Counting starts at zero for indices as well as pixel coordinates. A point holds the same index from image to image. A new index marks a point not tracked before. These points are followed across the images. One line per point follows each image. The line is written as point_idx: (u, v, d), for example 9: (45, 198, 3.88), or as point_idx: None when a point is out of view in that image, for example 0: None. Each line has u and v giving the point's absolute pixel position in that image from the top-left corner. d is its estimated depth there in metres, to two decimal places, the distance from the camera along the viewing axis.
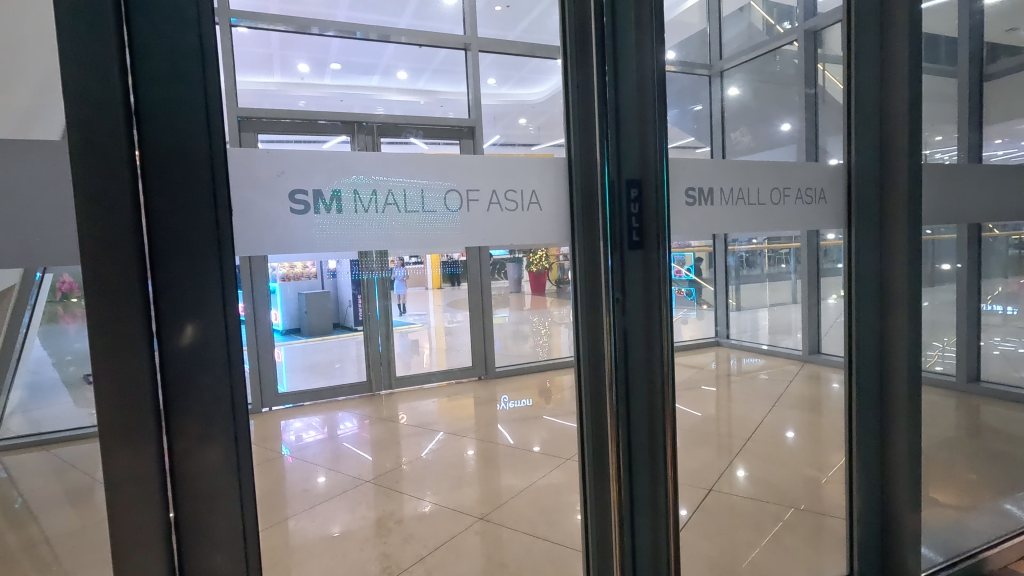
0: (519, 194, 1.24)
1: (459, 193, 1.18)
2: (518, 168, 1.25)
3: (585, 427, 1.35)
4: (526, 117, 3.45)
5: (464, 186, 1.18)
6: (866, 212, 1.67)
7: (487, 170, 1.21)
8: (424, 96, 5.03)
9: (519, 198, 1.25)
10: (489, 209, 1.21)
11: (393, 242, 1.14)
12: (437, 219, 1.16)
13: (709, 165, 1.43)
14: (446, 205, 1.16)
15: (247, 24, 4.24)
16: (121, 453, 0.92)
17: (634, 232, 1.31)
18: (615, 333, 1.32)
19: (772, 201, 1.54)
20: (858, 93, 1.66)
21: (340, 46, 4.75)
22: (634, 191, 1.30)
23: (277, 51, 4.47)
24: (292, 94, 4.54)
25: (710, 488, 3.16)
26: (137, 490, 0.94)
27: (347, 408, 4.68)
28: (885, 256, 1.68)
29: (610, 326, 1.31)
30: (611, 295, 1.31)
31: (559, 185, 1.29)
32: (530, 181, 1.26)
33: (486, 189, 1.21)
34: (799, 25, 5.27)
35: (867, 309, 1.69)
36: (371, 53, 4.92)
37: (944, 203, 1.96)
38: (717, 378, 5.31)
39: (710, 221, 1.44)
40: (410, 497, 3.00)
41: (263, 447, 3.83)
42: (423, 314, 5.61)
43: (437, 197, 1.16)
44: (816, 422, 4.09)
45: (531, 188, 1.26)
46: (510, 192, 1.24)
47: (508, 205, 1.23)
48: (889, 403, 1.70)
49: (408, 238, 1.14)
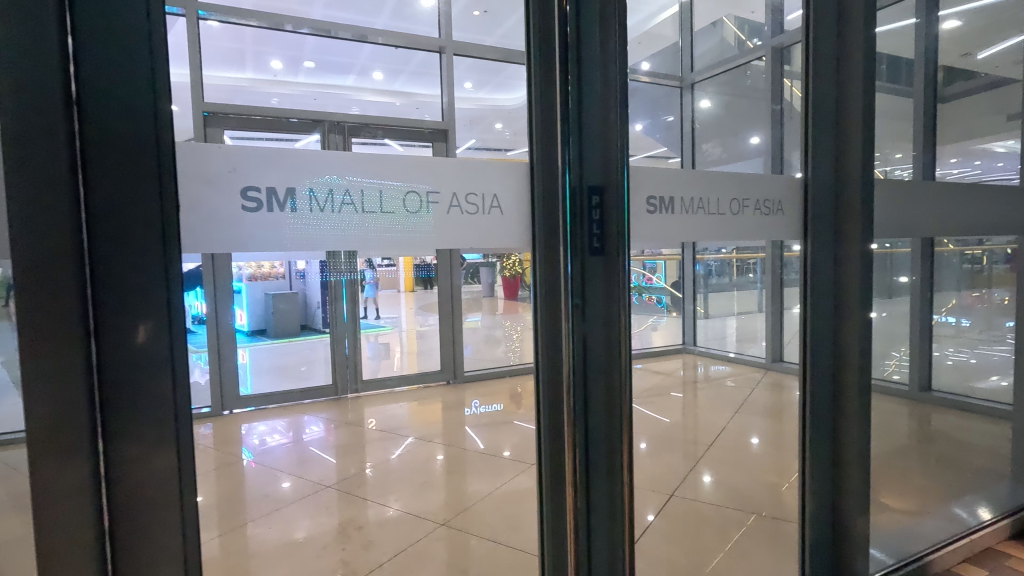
0: (481, 199, 1.24)
1: (419, 196, 1.17)
2: (482, 172, 1.24)
3: (542, 435, 1.35)
4: (503, 122, 3.45)
5: (424, 188, 1.17)
6: (822, 224, 1.72)
7: (448, 173, 1.20)
8: (400, 98, 4.98)
9: (480, 203, 1.24)
10: (449, 212, 1.20)
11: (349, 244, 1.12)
12: (394, 221, 1.15)
13: (670, 175, 1.46)
14: (405, 207, 1.15)
15: (218, 18, 4.10)
16: (51, 460, 0.88)
17: (595, 239, 1.32)
18: (574, 339, 1.32)
19: (731, 211, 1.57)
20: (814, 109, 1.71)
21: (315, 44, 4.68)
22: (596, 198, 1.31)
23: (250, 47, 4.44)
24: (264, 90, 4.45)
25: (673, 493, 3.19)
26: (68, 496, 0.89)
27: (313, 411, 4.58)
28: (839, 267, 1.73)
29: (569, 333, 1.31)
30: (572, 302, 1.31)
31: (521, 189, 1.29)
32: (493, 186, 1.25)
33: (448, 193, 1.20)
34: (767, 42, 5.46)
35: (822, 320, 1.74)
36: (347, 52, 4.85)
37: (898, 217, 2.03)
38: (684, 385, 5.40)
39: (670, 230, 1.46)
40: (374, 502, 2.95)
41: (222, 452, 3.72)
42: (395, 317, 5.45)
43: (395, 198, 1.14)
44: (779, 429, 4.19)
45: (493, 192, 1.26)
46: (472, 195, 1.23)
47: (469, 209, 1.23)
48: (841, 410, 1.75)
49: (365, 240, 1.13)
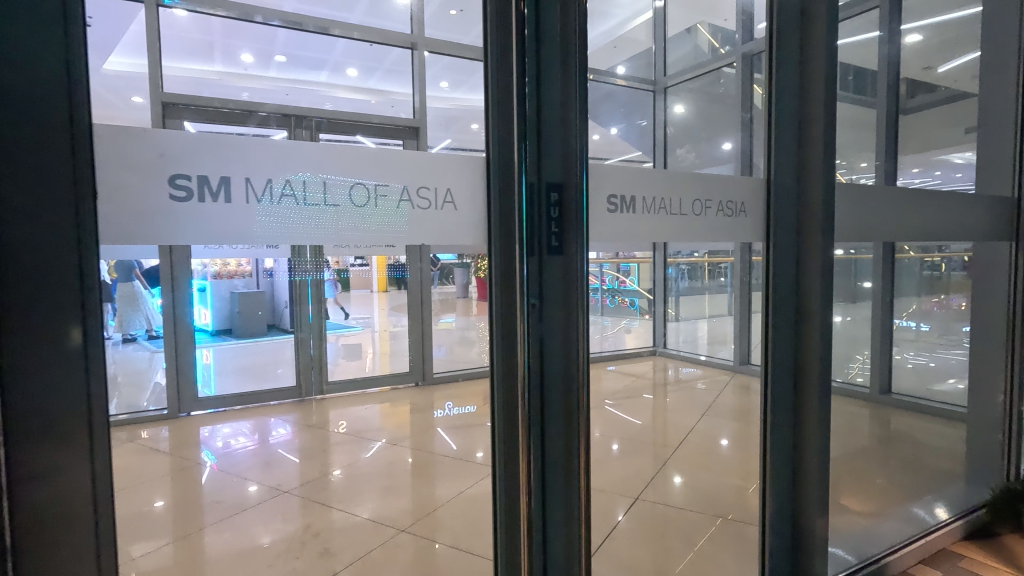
0: (433, 192, 1.19)
1: (366, 187, 1.11)
2: (434, 165, 1.19)
3: (497, 438, 1.31)
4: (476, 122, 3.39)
5: (372, 180, 1.12)
6: (784, 226, 1.71)
7: (398, 165, 1.15)
8: (375, 96, 5.00)
9: (431, 196, 1.19)
10: (399, 207, 1.15)
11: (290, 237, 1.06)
12: (340, 214, 1.09)
13: (631, 174, 1.43)
14: (351, 199, 1.10)
15: (186, 7, 4.03)
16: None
17: (553, 237, 1.28)
18: (531, 340, 1.28)
19: (694, 212, 1.55)
20: (777, 111, 1.71)
21: (286, 38, 4.58)
22: (554, 196, 1.28)
23: (218, 39, 4.33)
24: (236, 85, 4.37)
25: (639, 496, 3.16)
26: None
27: (276, 413, 4.45)
28: (800, 270, 1.73)
29: (525, 334, 1.27)
30: (528, 301, 1.27)
31: (476, 184, 1.24)
32: (446, 180, 1.21)
33: (398, 186, 1.15)
34: (738, 48, 5.54)
35: (783, 323, 1.73)
36: (320, 48, 4.75)
37: (859, 221, 2.05)
38: (654, 387, 5.42)
39: (631, 230, 1.43)
40: (337, 507, 2.87)
41: (178, 455, 3.57)
42: (368, 318, 5.60)
43: (341, 190, 1.08)
44: (746, 431, 4.22)
45: (446, 186, 1.21)
46: (424, 189, 1.18)
47: (420, 203, 1.18)
48: (801, 413, 1.75)
49: (308, 234, 1.07)
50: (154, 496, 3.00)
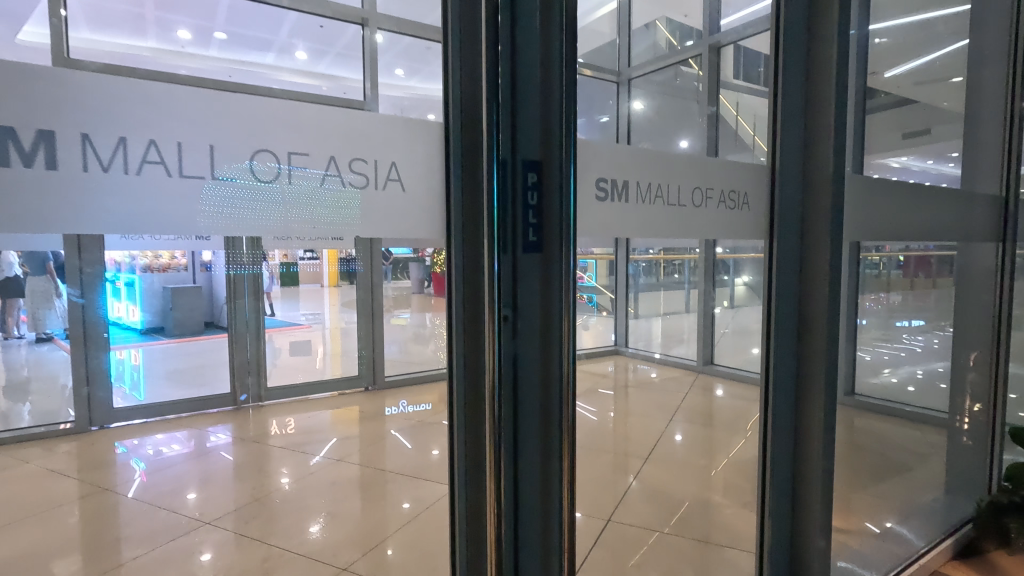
0: (370, 167, 0.89)
1: (273, 155, 0.82)
2: (373, 129, 0.90)
3: (457, 486, 1.01)
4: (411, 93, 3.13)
5: (283, 145, 0.82)
6: (788, 222, 1.49)
7: (322, 128, 0.85)
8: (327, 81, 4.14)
9: (367, 172, 0.89)
10: (322, 184, 0.85)
11: (159, 225, 0.75)
12: (236, 190, 0.79)
13: (623, 154, 1.17)
14: (252, 171, 0.80)
15: None
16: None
17: (531, 229, 1.00)
18: (504, 358, 1.00)
19: (693, 202, 1.31)
20: (784, 89, 1.48)
21: (229, 13, 4.36)
22: (532, 177, 1.00)
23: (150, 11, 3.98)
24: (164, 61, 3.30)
25: (609, 519, 2.76)
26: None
27: (207, 424, 4.00)
28: (805, 273, 1.51)
29: (496, 352, 0.99)
30: (501, 309, 0.99)
31: (430, 158, 0.95)
32: (388, 149, 0.91)
33: (322, 156, 0.85)
34: (704, 40, 5.38)
35: (785, 332, 1.52)
36: (267, 25, 4.41)
37: (862, 215, 1.87)
38: (615, 388, 5.25)
39: (623, 222, 1.17)
40: (278, 534, 2.53)
41: (86, 477, 3.11)
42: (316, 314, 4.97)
43: (236, 159, 0.79)
44: (709, 434, 4.06)
45: (390, 159, 0.91)
46: (358, 162, 0.88)
47: (353, 181, 0.88)
48: (803, 434, 1.54)
49: (185, 219, 0.76)
50: (57, 529, 2.56)
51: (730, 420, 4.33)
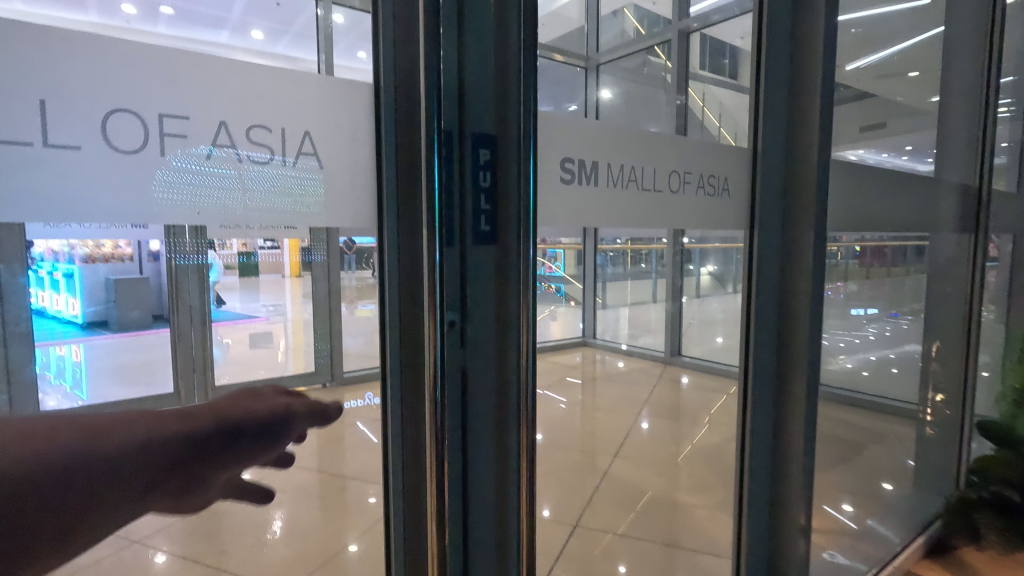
0: (275, 138, 0.74)
1: (142, 120, 0.65)
2: (278, 92, 0.74)
3: (394, 502, 0.91)
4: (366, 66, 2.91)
5: (156, 108, 0.66)
6: (771, 210, 1.37)
7: (206, 86, 0.68)
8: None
9: (272, 144, 0.73)
10: (211, 158, 0.70)
11: (31, 214, 0.60)
12: (94, 164, 0.62)
13: (592, 131, 1.02)
14: (113, 139, 0.63)
15: None
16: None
17: (483, 218, 0.84)
18: (450, 370, 0.85)
19: (669, 187, 1.17)
20: (767, 66, 1.35)
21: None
22: (484, 154, 0.83)
23: None
24: None
25: (574, 524, 2.62)
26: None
27: None
28: (787, 264, 1.39)
29: (440, 362, 0.84)
30: (445, 313, 0.83)
31: (353, 131, 0.81)
32: (298, 118, 0.76)
33: (212, 123, 0.69)
34: (673, 25, 5.28)
35: (766, 330, 1.41)
36: None
37: (850, 206, 1.81)
38: (583, 381, 5.15)
39: (592, 209, 1.02)
40: (235, 539, 2.32)
41: None
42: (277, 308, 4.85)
43: (91, 123, 0.62)
44: (677, 428, 3.98)
45: (301, 129, 0.76)
46: (256, 129, 0.72)
47: (254, 155, 0.72)
48: (784, 435, 1.43)
49: (74, 203, 0.61)
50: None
51: (697, 413, 4.28)
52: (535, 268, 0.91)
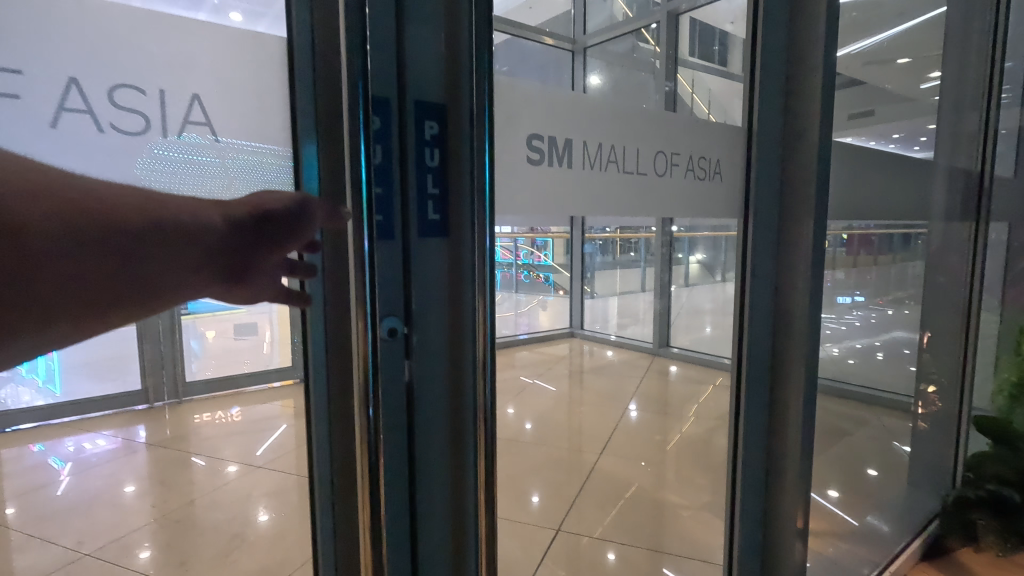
0: (150, 100, 0.55)
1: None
2: (155, 39, 0.54)
3: (328, 541, 0.77)
4: None
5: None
6: (765, 194, 1.24)
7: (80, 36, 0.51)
8: None
9: (149, 110, 0.55)
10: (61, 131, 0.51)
11: None
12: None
13: (567, 102, 0.86)
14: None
15: None
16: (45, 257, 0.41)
17: (430, 203, 0.72)
18: (387, 382, 0.72)
19: (656, 170, 1.03)
20: (764, 38, 1.21)
21: None
22: (431, 129, 0.71)
23: None
24: None
25: (557, 528, 2.49)
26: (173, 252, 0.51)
27: (113, 425, 3.54)
28: (784, 252, 1.26)
29: (373, 377, 0.69)
30: (382, 316, 0.70)
31: (268, 97, 0.64)
32: (183, 74, 0.57)
33: (53, 80, 0.50)
34: (662, 6, 5.08)
35: (759, 331, 1.28)
36: None
37: (852, 190, 1.71)
38: (569, 373, 5.04)
39: (568, 194, 0.88)
40: (206, 548, 2.19)
41: None
42: None
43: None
44: (664, 422, 3.87)
45: (192, 90, 0.58)
46: (127, 92, 0.54)
47: (122, 125, 0.54)
48: (779, 440, 1.31)
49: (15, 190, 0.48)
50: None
51: (684, 405, 4.19)
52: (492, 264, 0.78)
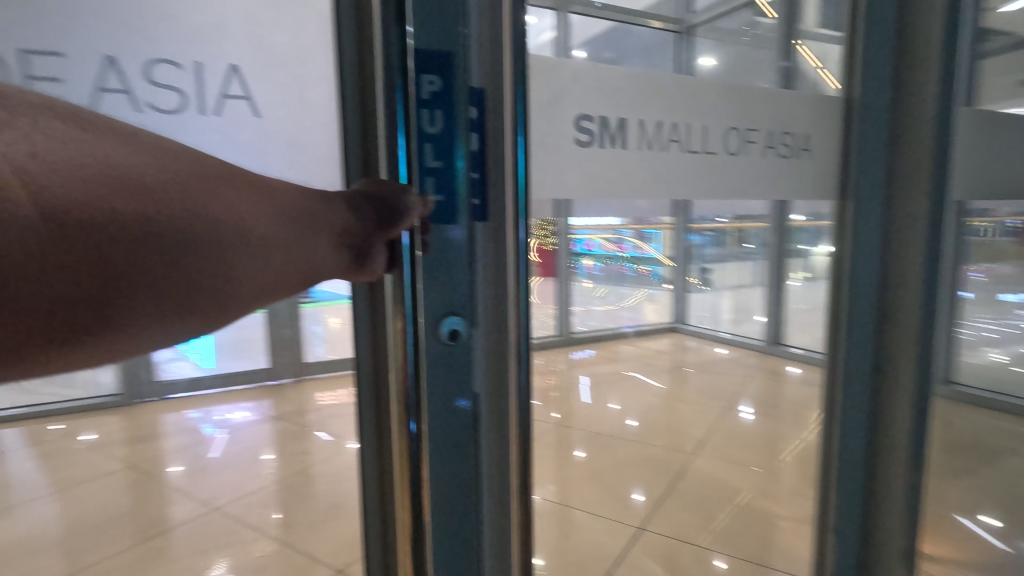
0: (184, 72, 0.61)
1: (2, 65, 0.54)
2: (185, 11, 0.61)
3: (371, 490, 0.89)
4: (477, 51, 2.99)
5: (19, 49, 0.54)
6: (872, 185, 1.11)
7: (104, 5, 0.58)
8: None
9: (183, 84, 0.61)
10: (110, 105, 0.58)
11: None
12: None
13: (616, 77, 0.82)
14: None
15: None
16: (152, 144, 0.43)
17: (472, 189, 0.73)
18: (431, 377, 0.73)
19: (725, 147, 0.94)
20: (870, 14, 1.07)
21: None
22: (473, 111, 0.72)
23: None
24: None
25: (641, 528, 2.43)
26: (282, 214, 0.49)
27: (248, 396, 4.04)
28: (890, 253, 1.13)
29: (415, 372, 0.72)
30: (444, 317, 0.73)
31: (298, 72, 0.69)
32: (215, 44, 0.63)
33: (90, 58, 0.58)
34: None
35: (862, 332, 1.15)
36: None
37: (997, 164, 1.45)
38: (670, 370, 4.83)
39: (616, 176, 0.84)
40: (309, 513, 2.42)
41: (129, 449, 3.19)
42: None
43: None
44: (774, 426, 3.56)
45: (225, 62, 0.64)
46: (161, 68, 0.61)
47: (159, 101, 0.60)
48: (883, 455, 1.19)
49: None
50: (102, 504, 2.59)
51: (799, 409, 3.83)
52: (529, 259, 0.79)
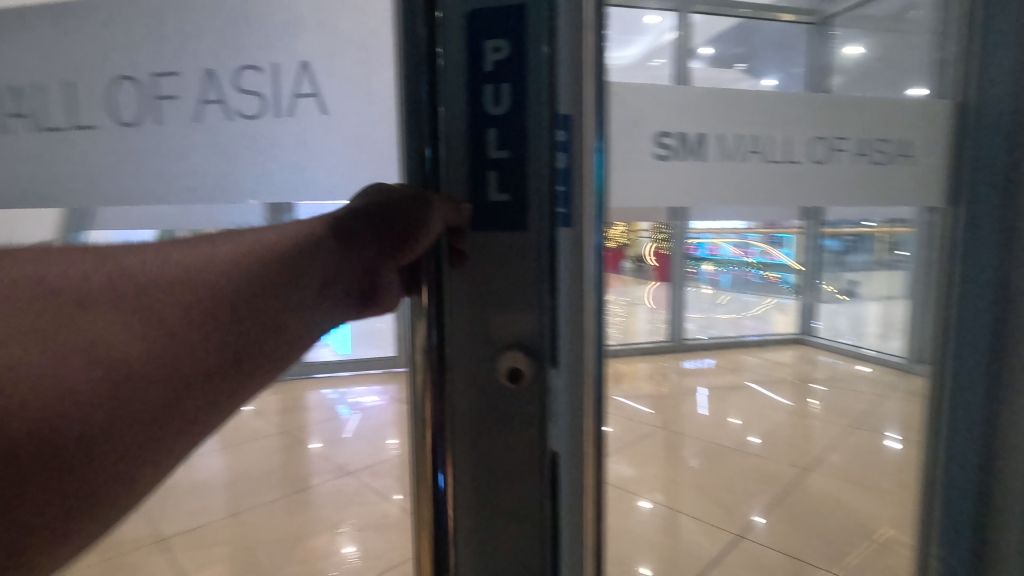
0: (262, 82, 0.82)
1: (138, 82, 0.84)
2: (264, 20, 0.82)
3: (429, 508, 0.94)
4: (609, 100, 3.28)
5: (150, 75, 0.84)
6: (981, 208, 1.27)
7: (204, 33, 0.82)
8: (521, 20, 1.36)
9: (262, 89, 0.83)
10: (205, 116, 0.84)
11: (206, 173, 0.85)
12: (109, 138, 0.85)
13: (697, 98, 0.95)
14: (129, 112, 0.84)
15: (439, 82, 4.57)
16: (95, 322, 0.67)
17: (558, 199, 0.82)
18: (477, 375, 0.84)
19: (807, 157, 1.03)
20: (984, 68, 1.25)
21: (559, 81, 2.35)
22: (558, 125, 0.81)
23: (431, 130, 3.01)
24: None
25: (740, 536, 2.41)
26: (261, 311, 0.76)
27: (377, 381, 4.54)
28: (1006, 265, 1.28)
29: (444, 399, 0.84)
30: (514, 341, 0.83)
31: (365, 64, 0.82)
32: (286, 51, 0.82)
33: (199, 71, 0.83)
34: None
35: (969, 340, 1.34)
36: None
37: None
38: (793, 384, 4.53)
39: (696, 184, 0.95)
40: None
41: (283, 418, 3.77)
42: None
43: (96, 98, 0.85)
44: None
45: (298, 62, 0.82)
46: (244, 75, 0.83)
47: (246, 105, 0.83)
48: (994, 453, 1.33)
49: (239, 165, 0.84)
50: (261, 462, 3.09)
51: None
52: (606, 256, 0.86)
